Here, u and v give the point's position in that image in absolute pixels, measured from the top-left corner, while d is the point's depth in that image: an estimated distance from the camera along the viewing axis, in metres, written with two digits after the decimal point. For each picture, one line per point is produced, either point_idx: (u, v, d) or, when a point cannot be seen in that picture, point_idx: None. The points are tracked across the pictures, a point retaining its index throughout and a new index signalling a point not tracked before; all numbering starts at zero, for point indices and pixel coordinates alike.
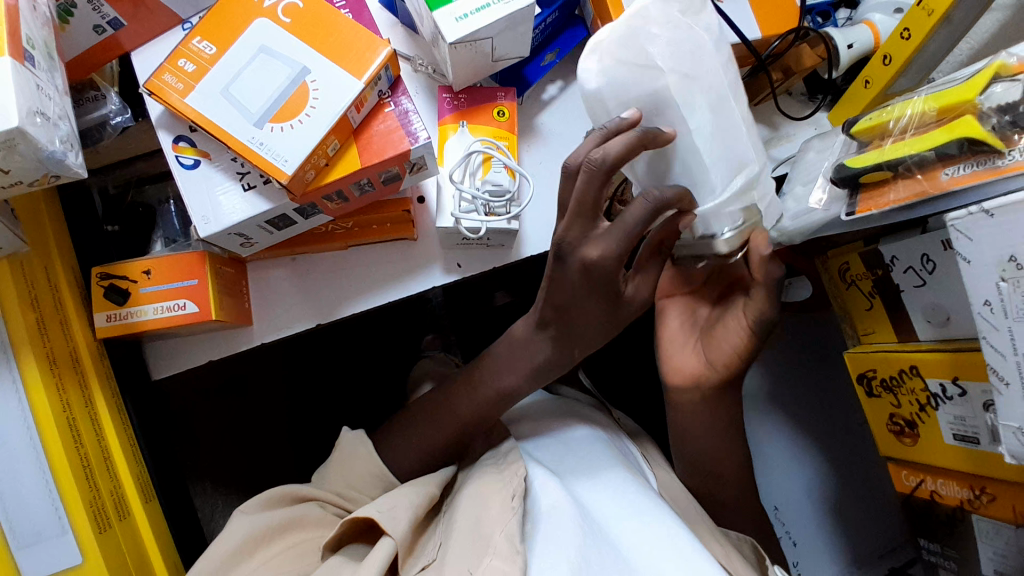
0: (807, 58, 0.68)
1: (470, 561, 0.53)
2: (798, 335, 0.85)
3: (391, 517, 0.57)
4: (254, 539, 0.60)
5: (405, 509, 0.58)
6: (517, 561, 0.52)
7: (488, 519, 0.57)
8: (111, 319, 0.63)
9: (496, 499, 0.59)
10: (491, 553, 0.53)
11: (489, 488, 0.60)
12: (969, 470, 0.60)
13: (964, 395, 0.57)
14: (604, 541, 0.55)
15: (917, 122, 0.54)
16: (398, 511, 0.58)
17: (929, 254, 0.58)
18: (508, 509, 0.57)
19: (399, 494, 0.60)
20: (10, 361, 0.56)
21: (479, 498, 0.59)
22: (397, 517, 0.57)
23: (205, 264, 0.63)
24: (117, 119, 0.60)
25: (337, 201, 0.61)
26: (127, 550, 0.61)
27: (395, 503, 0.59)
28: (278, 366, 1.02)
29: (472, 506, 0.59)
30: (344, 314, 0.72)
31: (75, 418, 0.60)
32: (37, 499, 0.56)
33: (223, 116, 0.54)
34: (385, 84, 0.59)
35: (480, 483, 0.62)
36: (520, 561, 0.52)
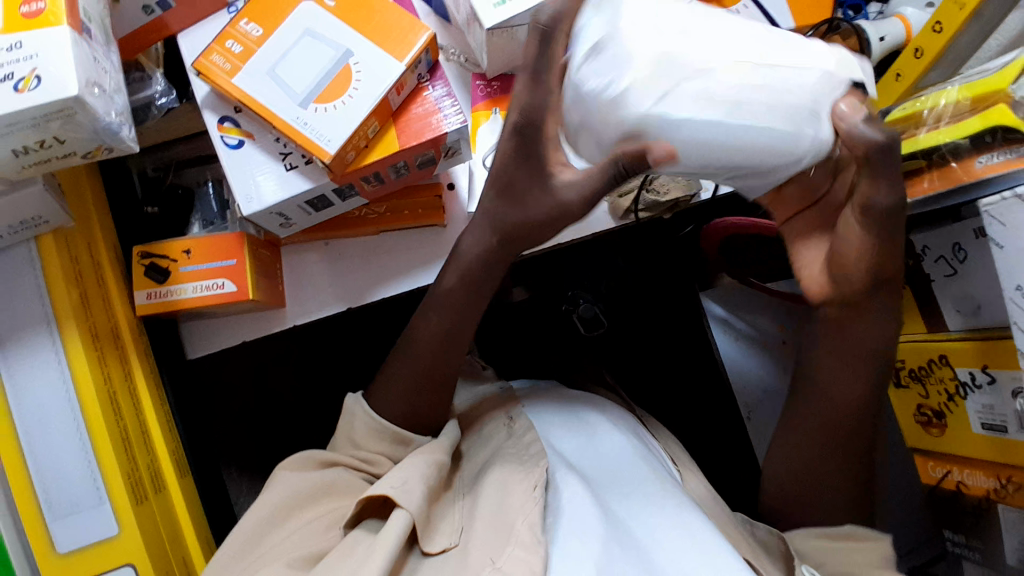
0: None
1: (494, 552, 0.54)
2: None
3: (405, 492, 0.55)
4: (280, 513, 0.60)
5: (418, 482, 0.57)
6: (539, 554, 0.53)
7: (511, 508, 0.58)
8: (150, 297, 0.65)
9: (518, 487, 0.60)
10: (513, 544, 0.54)
11: (512, 477, 0.61)
12: (994, 459, 0.60)
13: (993, 383, 0.58)
14: (625, 535, 0.56)
15: (952, 111, 0.54)
16: (412, 485, 0.56)
17: (961, 243, 0.58)
18: (530, 498, 0.58)
19: (411, 466, 0.59)
20: (55, 335, 0.57)
21: (502, 486, 0.60)
22: (411, 492, 0.56)
23: (243, 245, 0.65)
24: (162, 100, 0.62)
25: (374, 183, 0.62)
26: (162, 522, 0.62)
27: (406, 475, 0.57)
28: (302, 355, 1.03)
29: (496, 490, 0.60)
30: (374, 298, 0.73)
31: (114, 393, 0.61)
32: (76, 472, 0.57)
33: (268, 96, 0.55)
34: (424, 68, 0.60)
35: (503, 472, 0.62)
36: (542, 551, 0.53)
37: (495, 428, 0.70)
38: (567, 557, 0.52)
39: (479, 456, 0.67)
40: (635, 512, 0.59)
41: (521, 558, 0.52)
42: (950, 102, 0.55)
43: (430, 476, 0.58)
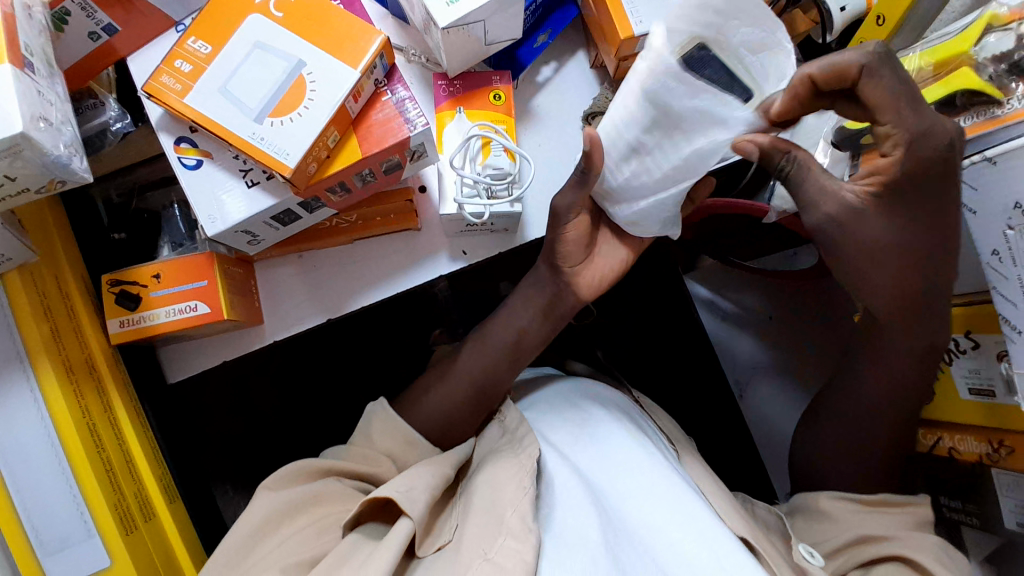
0: (800, 24, 0.70)
1: (484, 543, 0.54)
2: None
3: (410, 497, 0.56)
4: (275, 516, 0.60)
5: (423, 490, 0.58)
6: (530, 541, 0.53)
7: (504, 498, 0.57)
8: (124, 325, 0.64)
9: (509, 478, 0.59)
10: (504, 534, 0.54)
11: (505, 466, 0.61)
12: (985, 423, 0.59)
13: (977, 347, 0.58)
14: (617, 522, 0.57)
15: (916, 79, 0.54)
16: (418, 492, 0.57)
17: None
18: (520, 488, 0.58)
19: (417, 475, 0.59)
20: (28, 370, 0.57)
21: (494, 478, 0.60)
22: (415, 498, 0.57)
23: (213, 265, 0.64)
24: (117, 125, 0.60)
25: (340, 193, 0.61)
26: (154, 551, 0.61)
27: (414, 483, 0.58)
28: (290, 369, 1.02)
29: (487, 483, 0.60)
30: (353, 308, 0.73)
31: (95, 423, 0.60)
32: (62, 505, 0.57)
33: (222, 113, 0.54)
34: (381, 72, 0.59)
35: (496, 464, 0.61)
36: (532, 540, 0.53)
37: (490, 427, 0.70)
38: (562, 551, 0.53)
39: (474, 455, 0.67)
40: (627, 493, 0.59)
41: (513, 549, 0.53)
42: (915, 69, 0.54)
43: (438, 485, 0.59)
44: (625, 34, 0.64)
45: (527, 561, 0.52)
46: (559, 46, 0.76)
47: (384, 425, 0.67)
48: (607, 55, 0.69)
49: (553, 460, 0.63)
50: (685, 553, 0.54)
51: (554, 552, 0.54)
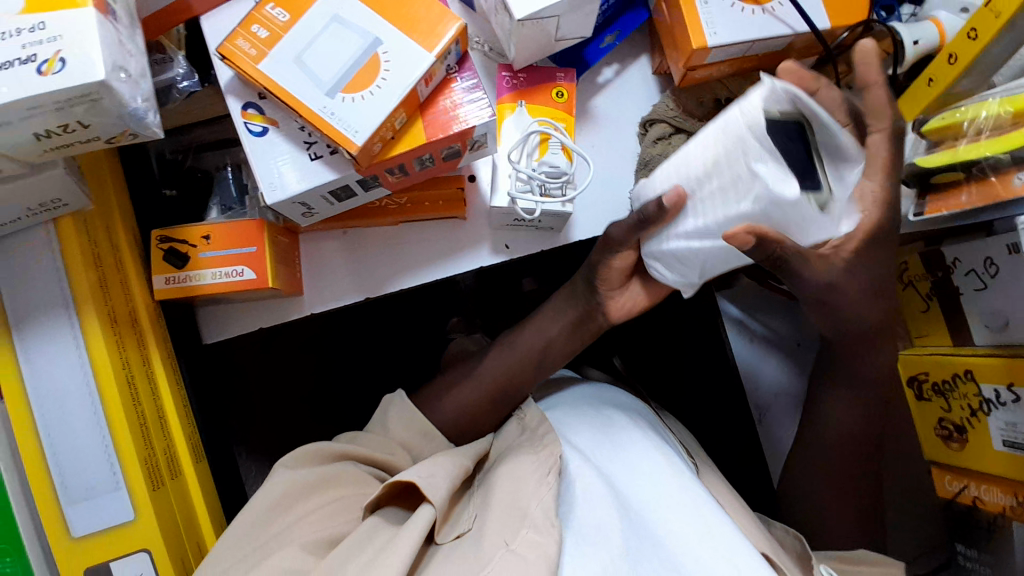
0: (875, 49, 0.69)
1: (506, 534, 0.54)
2: None
3: (432, 484, 0.57)
4: (290, 496, 0.60)
5: (444, 478, 0.59)
6: (552, 534, 0.53)
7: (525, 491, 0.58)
8: (169, 282, 0.64)
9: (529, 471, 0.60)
10: (527, 526, 0.54)
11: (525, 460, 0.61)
12: (1013, 477, 0.59)
13: (1018, 401, 0.57)
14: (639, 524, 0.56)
15: (992, 124, 0.53)
16: (437, 478, 0.58)
17: (992, 258, 0.57)
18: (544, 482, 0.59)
19: (438, 463, 0.61)
20: (73, 314, 0.57)
21: (514, 470, 0.60)
22: (437, 484, 0.58)
23: (263, 232, 0.64)
24: (184, 83, 0.60)
25: (397, 174, 0.61)
26: (177, 509, 0.61)
27: (434, 470, 0.59)
28: (313, 341, 1.03)
29: (509, 476, 0.60)
30: (391, 289, 0.73)
31: (133, 376, 0.60)
32: (92, 455, 0.57)
33: (294, 84, 0.54)
34: (453, 59, 0.59)
35: (517, 459, 0.62)
36: (556, 532, 0.54)
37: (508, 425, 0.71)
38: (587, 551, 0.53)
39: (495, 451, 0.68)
40: (648, 499, 0.59)
41: (534, 540, 0.53)
42: (990, 115, 0.53)
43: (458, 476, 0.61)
44: (698, 44, 0.63)
45: (549, 552, 0.52)
46: (624, 50, 0.75)
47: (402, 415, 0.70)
48: (674, 64, 0.68)
49: (574, 458, 0.64)
50: (709, 560, 0.53)
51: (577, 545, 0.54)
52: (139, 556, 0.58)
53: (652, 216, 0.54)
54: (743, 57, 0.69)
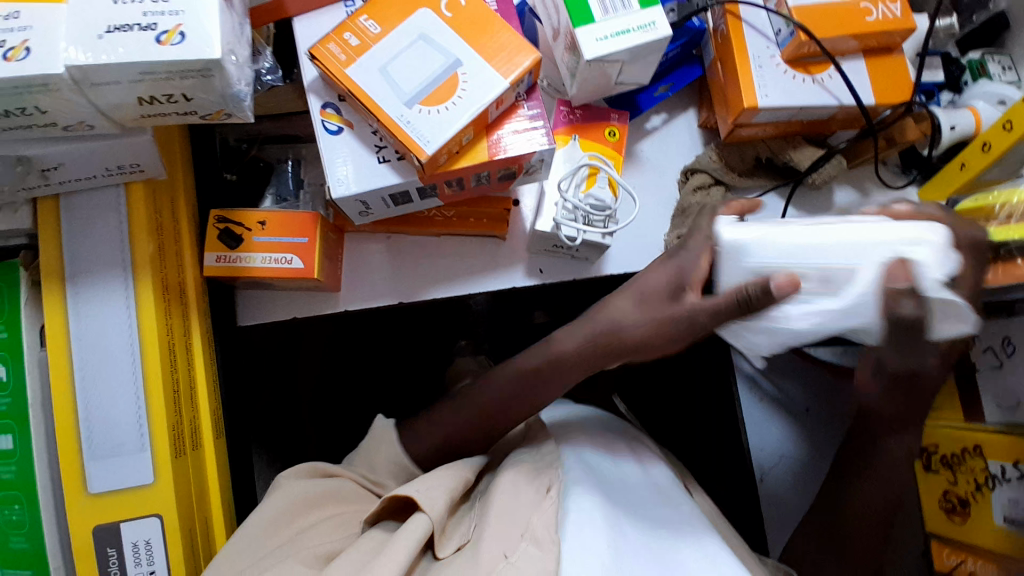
0: (911, 131, 0.73)
1: (505, 546, 0.54)
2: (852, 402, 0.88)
3: (428, 495, 0.58)
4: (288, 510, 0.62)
5: (442, 489, 0.59)
6: (552, 551, 0.53)
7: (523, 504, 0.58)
8: (220, 260, 0.66)
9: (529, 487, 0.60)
10: (526, 540, 0.54)
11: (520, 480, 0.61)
12: (1011, 554, 0.60)
13: (1023, 478, 0.58)
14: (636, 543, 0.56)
15: (1023, 209, 0.56)
16: (436, 489, 0.59)
17: (1011, 337, 0.60)
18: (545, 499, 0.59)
19: (436, 476, 0.61)
20: (129, 276, 0.59)
21: (514, 483, 0.60)
22: (433, 496, 0.58)
23: (316, 226, 0.67)
24: (268, 77, 0.64)
25: (455, 187, 0.64)
26: (193, 481, 0.62)
27: (434, 483, 0.60)
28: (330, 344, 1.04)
29: (508, 488, 0.60)
30: (426, 297, 0.75)
31: (175, 344, 0.62)
32: (124, 414, 0.58)
33: (376, 90, 0.57)
34: (523, 88, 0.62)
35: (518, 474, 0.62)
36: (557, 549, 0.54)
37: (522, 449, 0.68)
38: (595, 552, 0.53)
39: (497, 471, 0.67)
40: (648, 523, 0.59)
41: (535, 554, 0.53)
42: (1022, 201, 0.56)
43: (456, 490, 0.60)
44: (749, 103, 0.67)
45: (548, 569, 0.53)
46: (674, 103, 0.80)
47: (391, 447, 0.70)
48: (723, 120, 0.73)
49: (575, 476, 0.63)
50: None
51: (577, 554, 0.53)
52: (150, 519, 0.59)
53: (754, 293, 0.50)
54: (789, 121, 0.73)
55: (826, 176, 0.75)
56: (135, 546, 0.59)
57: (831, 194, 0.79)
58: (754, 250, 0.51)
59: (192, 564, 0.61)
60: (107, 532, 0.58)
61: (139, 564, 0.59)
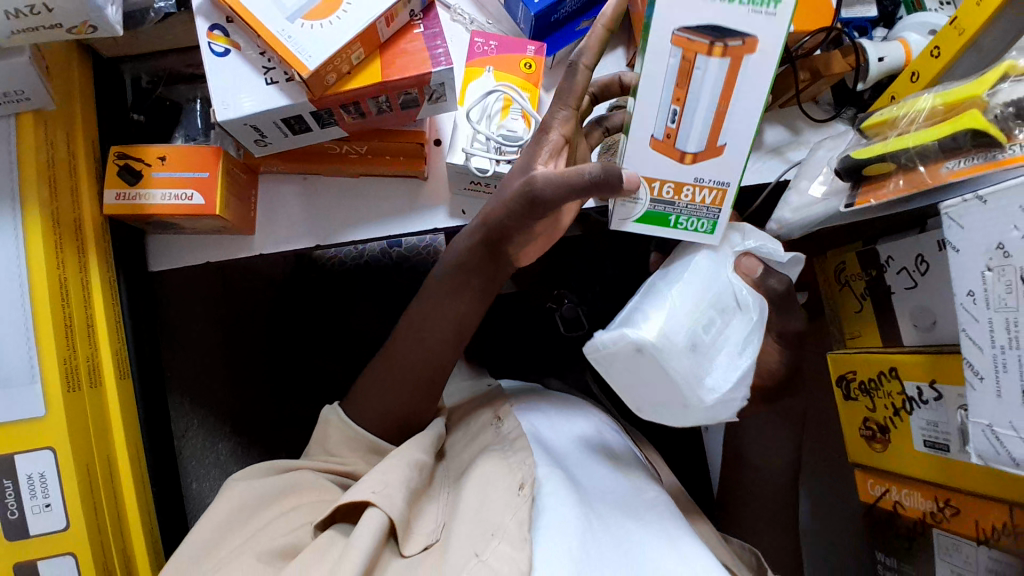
0: (836, 64, 0.71)
1: (477, 545, 0.53)
2: None
3: (387, 497, 0.55)
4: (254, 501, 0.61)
5: (400, 489, 0.56)
6: (526, 549, 0.51)
7: (497, 503, 0.56)
8: (119, 198, 0.65)
9: (504, 483, 0.58)
10: (500, 538, 0.53)
11: (498, 468, 0.60)
12: (934, 480, 0.58)
13: (940, 399, 0.56)
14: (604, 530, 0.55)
15: (925, 117, 0.54)
16: (394, 487, 0.56)
17: (924, 254, 0.58)
18: (518, 497, 0.56)
19: (392, 468, 0.58)
20: (15, 202, 0.58)
21: (489, 478, 0.59)
22: (394, 497, 0.56)
23: (219, 160, 0.65)
24: (160, 4, 0.62)
25: (354, 114, 0.63)
26: (91, 417, 0.61)
27: (389, 478, 0.57)
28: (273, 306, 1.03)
29: (479, 485, 0.58)
30: (343, 240, 0.73)
31: (68, 279, 0.61)
32: (13, 349, 0.57)
33: (258, 7, 0.56)
34: (418, 6, 0.61)
35: (488, 463, 0.61)
36: (530, 549, 0.51)
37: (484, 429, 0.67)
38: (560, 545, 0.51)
39: (465, 453, 0.66)
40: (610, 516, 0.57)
41: (507, 554, 0.51)
42: (924, 108, 0.54)
43: (413, 479, 0.58)
44: None
45: (521, 568, 0.50)
46: None
47: (339, 433, 0.66)
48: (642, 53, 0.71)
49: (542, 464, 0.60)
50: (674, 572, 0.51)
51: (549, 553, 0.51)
52: (42, 452, 0.57)
53: (702, 345, 0.53)
54: None
55: None
56: (30, 479, 0.57)
57: (760, 132, 0.75)
58: (660, 325, 0.51)
59: (89, 500, 0.59)
60: (0, 464, 0.57)
61: (34, 498, 0.57)
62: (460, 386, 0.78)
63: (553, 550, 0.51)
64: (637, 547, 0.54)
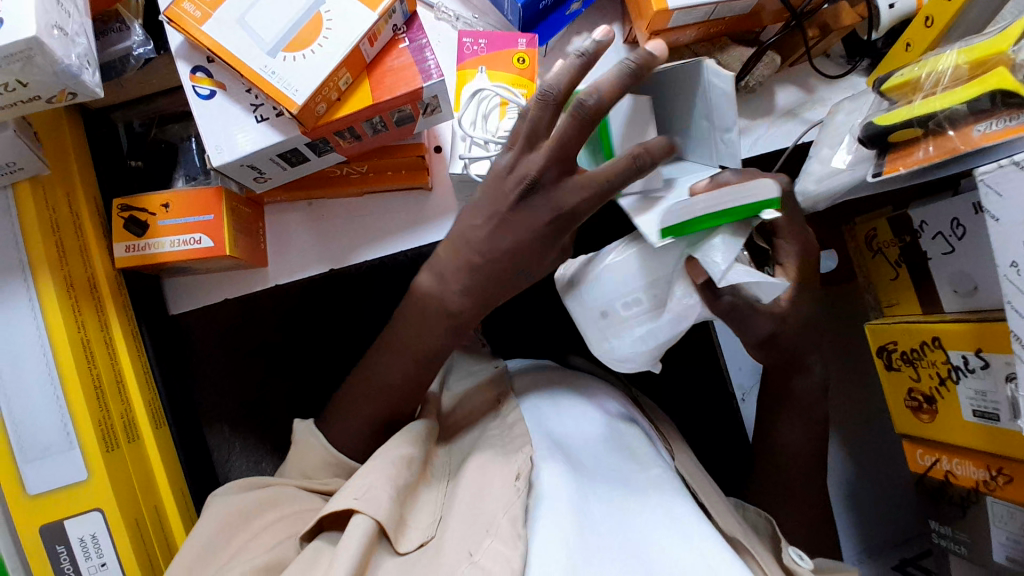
0: (845, 15, 0.67)
1: (472, 544, 0.53)
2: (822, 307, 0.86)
3: (370, 500, 0.56)
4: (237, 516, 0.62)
5: (384, 488, 0.57)
6: (518, 546, 0.51)
7: (491, 495, 0.58)
8: (130, 250, 0.65)
9: (500, 475, 0.59)
10: (492, 536, 0.53)
11: (495, 461, 0.62)
12: (986, 449, 0.57)
13: (987, 368, 0.54)
14: (597, 514, 0.55)
15: (950, 77, 0.51)
16: (376, 491, 0.57)
17: (960, 218, 0.55)
18: (513, 488, 0.57)
19: (374, 469, 0.59)
20: (28, 280, 0.57)
21: (485, 472, 0.61)
22: (377, 498, 0.56)
23: (220, 200, 0.65)
24: (139, 51, 0.61)
25: (349, 138, 0.61)
26: (134, 472, 0.62)
27: (371, 481, 0.57)
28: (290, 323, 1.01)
29: (477, 478, 0.61)
30: (355, 261, 0.73)
31: (90, 342, 0.61)
32: (46, 418, 0.57)
33: (237, 44, 0.54)
34: (400, 18, 0.58)
35: (486, 458, 0.62)
36: (523, 545, 0.52)
37: (484, 419, 0.70)
38: (558, 534, 0.51)
39: (466, 445, 0.68)
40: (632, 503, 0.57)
41: (500, 552, 0.51)
42: (948, 67, 0.51)
43: (402, 476, 0.59)
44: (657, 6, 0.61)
45: (514, 566, 0.50)
46: (592, 18, 0.74)
47: (318, 457, 0.66)
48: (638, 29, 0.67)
49: (544, 451, 0.61)
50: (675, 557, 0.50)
51: (542, 542, 0.51)
52: (91, 514, 0.58)
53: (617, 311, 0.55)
54: (711, 21, 0.66)
55: (760, 76, 0.69)
56: (82, 542, 0.58)
57: (772, 96, 0.71)
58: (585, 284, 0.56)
59: (143, 553, 0.60)
60: (52, 531, 0.58)
61: (89, 559, 0.59)
62: (469, 372, 0.78)
63: (546, 536, 0.51)
64: (640, 528, 0.54)
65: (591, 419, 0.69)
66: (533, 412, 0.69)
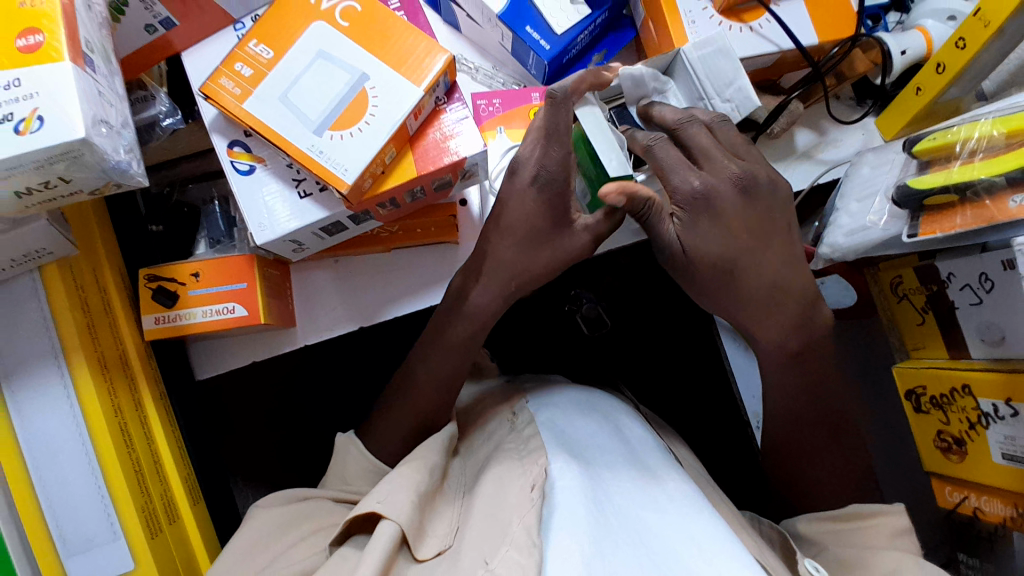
0: (860, 63, 0.68)
1: (486, 552, 0.48)
2: (860, 348, 0.81)
3: (393, 505, 0.53)
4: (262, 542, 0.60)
5: (404, 491, 0.55)
6: (534, 555, 0.46)
7: (509, 504, 0.52)
8: (159, 322, 0.63)
9: (516, 483, 0.54)
10: (508, 544, 0.48)
11: (511, 469, 0.56)
12: (1014, 489, 0.59)
13: (1016, 416, 0.57)
14: (620, 521, 0.50)
15: (985, 145, 0.55)
16: (398, 494, 0.54)
17: (988, 273, 0.57)
18: (527, 498, 0.52)
19: (401, 475, 0.57)
20: (61, 366, 0.55)
21: (500, 475, 0.56)
22: (399, 501, 0.54)
23: (253, 267, 0.62)
24: (167, 121, 0.59)
25: (389, 207, 0.60)
26: (176, 555, 0.61)
27: (394, 486, 0.55)
28: (289, 370, 0.98)
29: (494, 481, 0.56)
30: (385, 318, 0.71)
31: (125, 421, 0.59)
32: (86, 508, 0.55)
33: (280, 122, 0.52)
34: (442, 90, 0.58)
35: (502, 469, 0.57)
36: (539, 552, 0.46)
37: (502, 423, 0.67)
38: (570, 540, 0.46)
39: (482, 452, 0.64)
40: (640, 502, 0.52)
41: (515, 561, 0.46)
42: (985, 135, 0.54)
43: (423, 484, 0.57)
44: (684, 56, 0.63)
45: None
46: None
47: (357, 464, 0.65)
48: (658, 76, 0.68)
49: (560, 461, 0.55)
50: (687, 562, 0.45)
51: (557, 552, 0.46)
52: None
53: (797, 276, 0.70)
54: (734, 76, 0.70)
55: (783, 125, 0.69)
56: None
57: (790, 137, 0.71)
58: None
59: None
60: None
61: None
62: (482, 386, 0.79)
63: (563, 539, 0.46)
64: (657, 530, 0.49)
65: (610, 435, 0.62)
66: (550, 418, 0.64)
